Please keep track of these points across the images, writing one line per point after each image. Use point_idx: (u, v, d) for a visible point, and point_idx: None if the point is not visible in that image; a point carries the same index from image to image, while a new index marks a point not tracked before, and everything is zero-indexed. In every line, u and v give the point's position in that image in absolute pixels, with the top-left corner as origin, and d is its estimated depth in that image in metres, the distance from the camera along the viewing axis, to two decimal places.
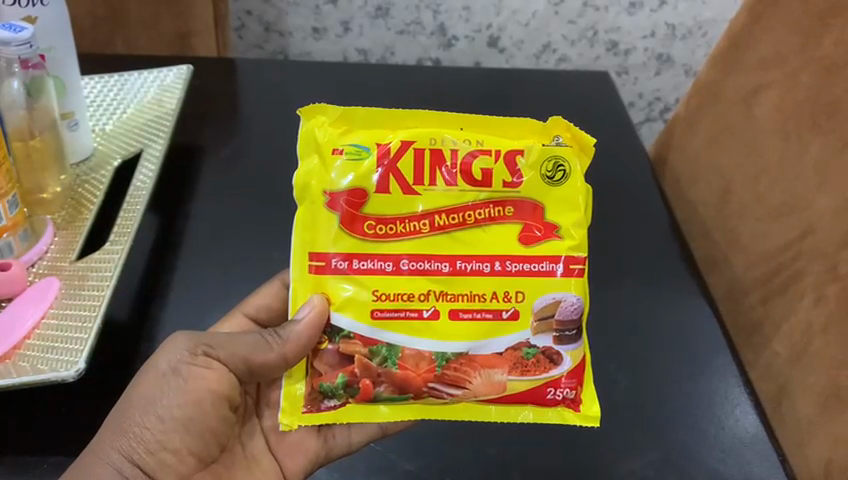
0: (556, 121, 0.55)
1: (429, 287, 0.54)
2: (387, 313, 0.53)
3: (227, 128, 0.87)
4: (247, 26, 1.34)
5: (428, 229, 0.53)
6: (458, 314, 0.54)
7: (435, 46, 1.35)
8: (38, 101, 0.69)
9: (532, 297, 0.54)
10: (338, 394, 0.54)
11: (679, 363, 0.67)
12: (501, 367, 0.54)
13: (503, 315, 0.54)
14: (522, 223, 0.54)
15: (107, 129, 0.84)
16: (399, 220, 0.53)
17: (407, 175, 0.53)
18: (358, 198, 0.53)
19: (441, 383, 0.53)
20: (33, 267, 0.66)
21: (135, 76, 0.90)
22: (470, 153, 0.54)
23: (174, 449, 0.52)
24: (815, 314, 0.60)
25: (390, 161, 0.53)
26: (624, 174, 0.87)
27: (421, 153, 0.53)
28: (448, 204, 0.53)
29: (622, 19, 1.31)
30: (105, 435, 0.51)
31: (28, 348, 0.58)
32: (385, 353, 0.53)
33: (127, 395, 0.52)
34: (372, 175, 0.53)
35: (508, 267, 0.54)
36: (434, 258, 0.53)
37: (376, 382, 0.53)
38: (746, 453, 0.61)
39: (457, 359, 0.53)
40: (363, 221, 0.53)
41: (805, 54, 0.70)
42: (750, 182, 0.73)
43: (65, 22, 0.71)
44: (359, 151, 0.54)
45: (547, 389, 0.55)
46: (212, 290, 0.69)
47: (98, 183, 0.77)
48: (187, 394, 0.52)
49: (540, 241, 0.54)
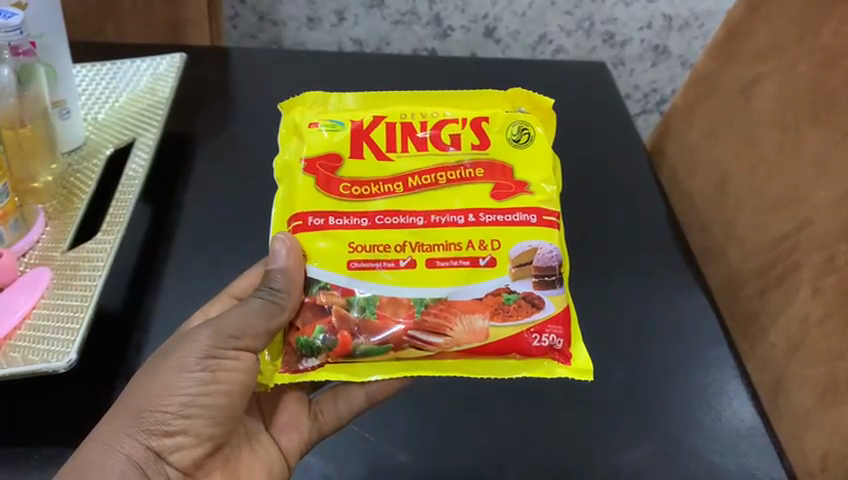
0: (517, 93, 0.62)
1: (404, 239, 0.56)
2: (363, 263, 0.55)
3: (221, 118, 0.86)
4: (241, 15, 1.33)
5: (402, 189, 0.57)
6: (435, 263, 0.55)
7: (430, 36, 1.34)
8: (27, 90, 0.69)
9: (508, 246, 0.56)
10: (316, 350, 0.54)
11: (675, 353, 0.67)
12: (480, 313, 0.55)
13: (480, 263, 0.55)
14: (494, 182, 0.58)
15: (99, 118, 0.83)
16: (373, 182, 0.57)
17: (380, 142, 0.58)
18: (334, 163, 0.58)
19: (421, 330, 0.54)
20: (24, 258, 0.66)
21: (127, 65, 0.89)
22: (439, 122, 0.59)
23: (194, 435, 0.51)
24: (812, 306, 0.59)
25: (362, 131, 0.59)
26: (620, 165, 0.87)
27: (392, 124, 0.59)
28: (418, 166, 0.58)
29: (619, 10, 1.30)
30: (117, 420, 0.49)
31: (19, 339, 0.57)
32: (363, 303, 0.54)
33: (147, 379, 0.50)
34: (347, 143, 0.58)
35: (482, 218, 0.56)
36: (408, 213, 0.56)
37: (354, 333, 0.54)
38: (742, 446, 0.60)
39: (437, 304, 0.54)
40: (338, 183, 0.57)
41: (804, 44, 0.69)
42: (747, 173, 0.73)
43: (55, 9, 0.70)
44: (335, 125, 0.59)
45: (531, 336, 0.55)
46: (206, 280, 0.68)
47: (90, 172, 0.76)
48: (213, 389, 0.51)
49: (513, 195, 0.57)
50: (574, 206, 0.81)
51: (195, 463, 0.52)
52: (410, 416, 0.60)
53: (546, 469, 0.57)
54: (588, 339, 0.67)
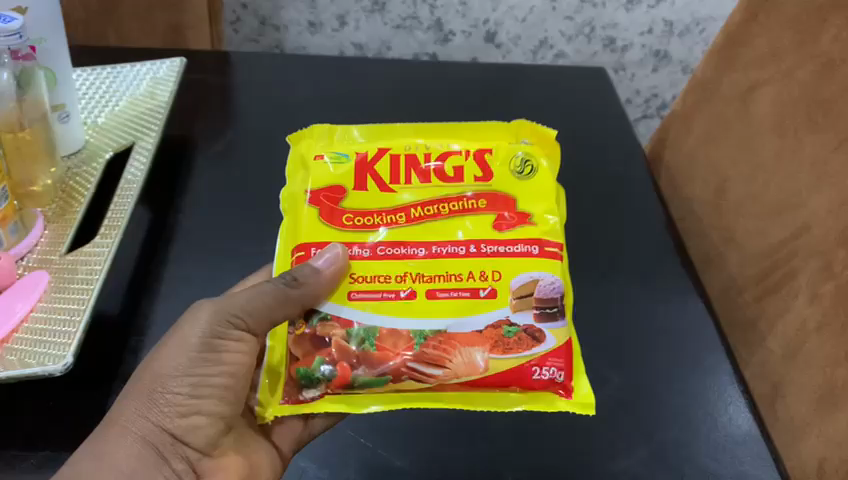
0: (521, 125, 0.61)
1: (406, 270, 0.55)
2: (364, 293, 0.54)
3: (221, 122, 0.86)
4: (242, 20, 1.33)
5: (405, 220, 0.57)
6: (435, 294, 0.54)
7: (431, 41, 1.35)
8: (27, 94, 0.69)
9: (509, 277, 0.55)
10: (317, 380, 0.54)
11: (673, 359, 0.67)
12: (480, 346, 0.54)
13: (481, 293, 0.54)
14: (496, 213, 0.57)
15: (99, 121, 0.83)
16: (376, 213, 0.57)
17: (383, 174, 0.58)
18: (336, 194, 0.58)
19: (420, 361, 0.53)
20: (23, 260, 0.66)
21: (128, 69, 0.90)
22: (443, 154, 0.59)
23: (207, 413, 0.53)
24: (809, 312, 0.60)
25: (366, 163, 0.59)
26: (619, 170, 0.87)
27: (396, 156, 0.59)
28: (421, 196, 0.57)
29: (619, 16, 1.30)
30: (130, 402, 0.50)
31: (16, 342, 0.57)
32: (363, 335, 0.53)
33: (155, 359, 0.51)
34: (350, 176, 0.58)
35: (484, 249, 0.55)
36: (410, 244, 0.56)
37: (353, 364, 0.53)
38: (739, 452, 0.60)
39: (438, 335, 0.53)
40: (341, 214, 0.57)
41: (802, 51, 0.69)
42: (745, 179, 0.73)
43: (55, 13, 0.70)
44: (340, 158, 0.59)
45: (532, 368, 0.54)
46: (203, 283, 0.68)
47: (89, 175, 0.76)
48: (218, 367, 0.53)
49: (515, 227, 0.56)
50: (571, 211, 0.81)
51: (210, 442, 0.54)
52: (406, 422, 0.60)
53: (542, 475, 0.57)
54: (585, 344, 0.67)
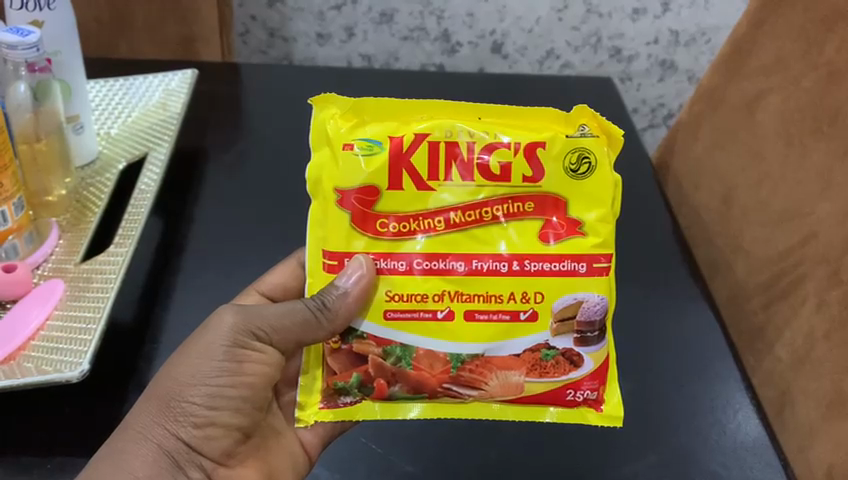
0: (580, 111, 0.55)
1: (443, 288, 0.54)
2: (400, 314, 0.54)
3: (232, 133, 0.88)
4: (251, 32, 1.35)
5: (444, 226, 0.53)
6: (474, 316, 0.54)
7: (438, 52, 1.36)
8: (43, 105, 0.70)
9: (552, 298, 0.54)
10: (354, 393, 0.55)
11: (682, 366, 0.67)
12: (517, 369, 0.54)
13: (520, 316, 0.54)
14: (544, 219, 0.54)
15: (112, 132, 0.85)
16: (414, 218, 0.53)
17: (421, 169, 0.53)
18: (369, 196, 0.53)
19: (456, 384, 0.54)
20: (38, 269, 0.67)
21: (140, 80, 0.91)
22: (488, 147, 0.53)
23: (223, 424, 0.53)
24: (818, 319, 0.60)
25: (404, 156, 0.53)
26: (626, 177, 0.87)
27: (436, 146, 0.53)
28: (462, 200, 0.53)
29: (625, 26, 1.32)
30: (147, 409, 0.51)
31: (33, 349, 0.58)
32: (399, 353, 0.54)
33: (175, 368, 0.52)
34: (385, 171, 0.53)
35: (527, 266, 0.53)
36: (449, 258, 0.53)
37: (390, 381, 0.54)
38: (748, 457, 0.60)
39: (474, 359, 0.54)
40: (375, 219, 0.53)
41: (806, 61, 0.70)
42: (752, 187, 0.74)
43: (72, 26, 0.72)
44: (375, 148, 0.53)
45: (566, 391, 0.55)
46: (215, 290, 0.69)
47: (103, 186, 0.77)
48: (238, 378, 0.53)
49: (563, 238, 0.54)
50: None
51: (227, 452, 0.54)
52: (417, 428, 0.61)
53: None
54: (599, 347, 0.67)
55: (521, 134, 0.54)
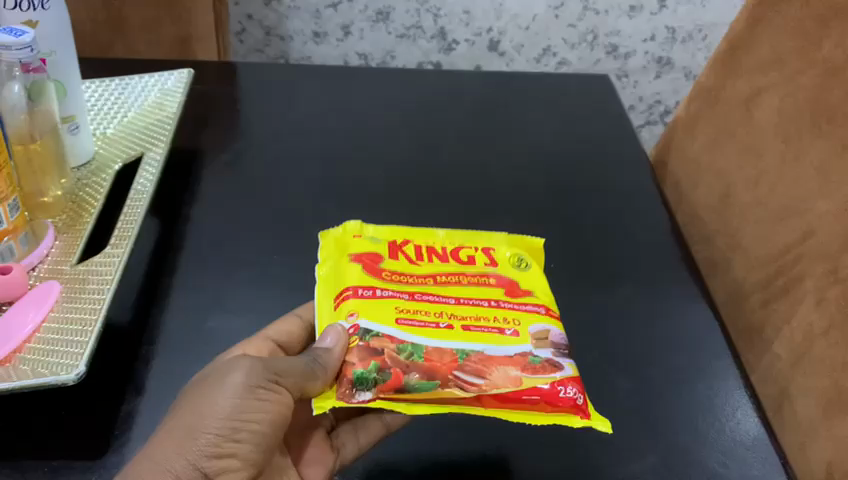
0: (518, 237, 0.64)
1: (441, 310, 0.55)
2: (410, 321, 0.54)
3: (229, 132, 0.88)
4: (248, 30, 1.39)
5: (434, 282, 0.58)
6: (470, 328, 0.54)
7: (435, 50, 1.41)
8: (38, 105, 0.69)
9: (529, 322, 0.55)
10: (370, 383, 0.50)
11: (678, 362, 0.64)
12: (512, 365, 0.52)
13: (505, 331, 0.54)
14: (509, 286, 0.59)
15: (108, 133, 0.84)
16: (409, 275, 0.58)
17: (411, 254, 0.60)
18: (375, 257, 0.59)
19: (463, 372, 0.51)
20: (34, 271, 0.66)
21: (136, 80, 0.91)
22: (458, 250, 0.62)
23: (242, 458, 0.49)
24: (815, 316, 0.61)
25: (396, 244, 0.61)
26: (624, 173, 0.87)
27: (419, 246, 0.62)
28: (443, 270, 0.59)
29: (622, 23, 1.36)
30: (167, 439, 0.48)
31: (28, 351, 0.58)
32: (410, 350, 0.52)
33: (195, 399, 0.49)
34: (384, 249, 0.60)
35: (503, 304, 0.57)
36: (441, 295, 0.56)
37: (407, 369, 0.50)
38: (748, 456, 0.57)
39: (477, 353, 0.52)
40: (381, 270, 0.58)
41: (805, 57, 0.70)
42: (751, 184, 0.74)
43: (66, 25, 0.72)
44: (372, 239, 0.61)
45: (556, 387, 0.51)
46: (213, 290, 0.68)
47: (99, 186, 0.77)
48: (260, 420, 0.50)
49: (525, 295, 0.58)
50: (579, 212, 0.81)
51: None
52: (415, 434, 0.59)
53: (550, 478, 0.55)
54: (593, 342, 0.65)
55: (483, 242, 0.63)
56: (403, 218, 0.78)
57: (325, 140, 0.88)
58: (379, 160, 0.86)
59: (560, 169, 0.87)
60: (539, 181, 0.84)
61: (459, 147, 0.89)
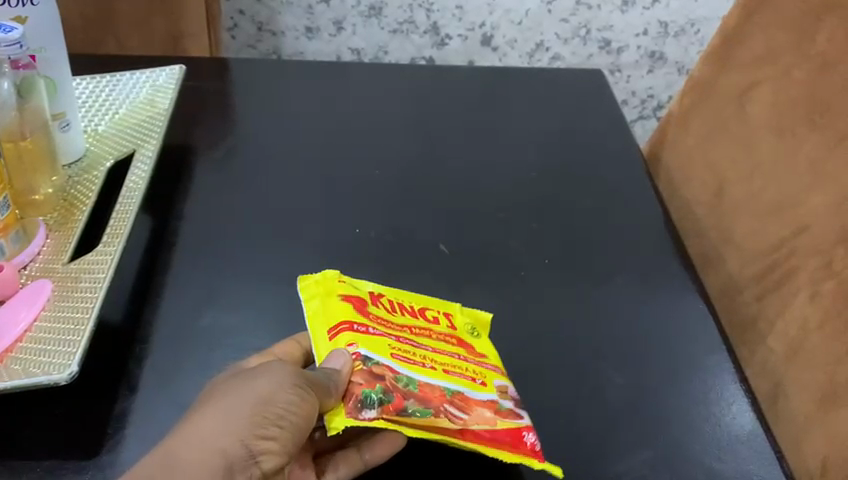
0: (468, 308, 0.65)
1: (423, 354, 0.55)
2: (404, 357, 0.54)
3: (221, 128, 0.87)
4: (240, 26, 1.40)
5: (411, 331, 0.58)
6: (449, 372, 0.55)
7: (428, 45, 1.41)
8: (27, 102, 0.69)
9: (495, 378, 0.56)
10: (378, 402, 0.50)
11: (675, 357, 0.64)
12: (486, 407, 0.53)
13: (476, 380, 0.55)
14: (472, 347, 0.59)
15: (99, 130, 0.83)
16: (389, 321, 0.58)
17: (386, 302, 0.60)
18: (358, 300, 0.58)
19: (451, 405, 0.52)
20: (25, 270, 0.66)
21: (127, 77, 0.90)
22: (424, 304, 0.62)
23: (282, 444, 0.49)
24: (810, 310, 0.61)
25: (374, 294, 0.60)
26: (618, 167, 0.87)
27: (390, 296, 0.61)
28: (415, 322, 0.59)
29: (615, 17, 1.38)
30: (213, 420, 0.48)
31: (20, 351, 0.57)
32: (407, 379, 0.52)
33: (240, 387, 0.50)
34: (364, 294, 0.60)
35: (470, 360, 0.57)
36: (419, 343, 0.57)
37: (407, 395, 0.50)
38: (742, 449, 0.57)
39: (459, 393, 0.53)
40: (366, 311, 0.57)
41: (798, 51, 0.70)
42: (744, 179, 0.74)
43: (57, 21, 0.71)
44: (354, 285, 0.60)
45: (522, 431, 0.53)
46: (206, 286, 0.68)
47: (90, 184, 0.76)
48: (301, 416, 0.49)
49: (485, 357, 0.59)
50: (573, 206, 0.81)
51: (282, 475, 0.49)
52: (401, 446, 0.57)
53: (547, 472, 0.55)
54: (589, 337, 0.65)
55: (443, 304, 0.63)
56: (397, 214, 0.78)
57: (318, 135, 0.88)
58: (372, 156, 0.86)
59: (553, 164, 0.87)
60: (532, 175, 0.84)
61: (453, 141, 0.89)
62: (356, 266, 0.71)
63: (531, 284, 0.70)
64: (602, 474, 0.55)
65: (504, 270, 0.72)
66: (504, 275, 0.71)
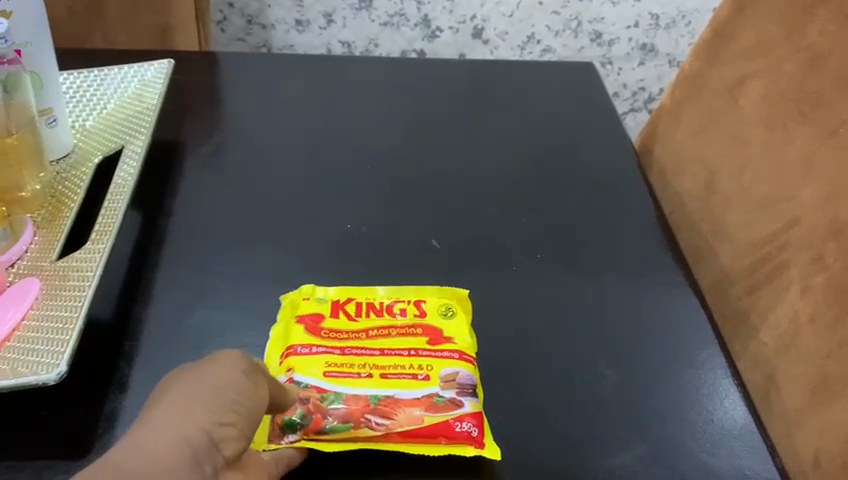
0: (452, 288, 0.67)
1: (365, 361, 0.59)
2: (337, 372, 0.58)
3: (210, 123, 0.86)
4: (229, 19, 1.39)
5: (365, 337, 0.61)
6: (386, 375, 0.58)
7: (419, 37, 1.41)
8: (13, 98, 0.67)
9: (439, 367, 0.59)
10: (296, 426, 0.54)
11: (668, 351, 0.64)
12: (417, 405, 0.56)
13: (418, 377, 0.58)
14: (431, 335, 0.62)
15: (87, 125, 0.83)
16: (344, 332, 0.62)
17: (349, 310, 0.64)
18: (317, 318, 0.63)
19: (371, 413, 0.55)
20: (13, 268, 0.65)
21: (115, 71, 0.89)
22: (391, 301, 0.65)
23: (239, 432, 0.44)
24: (801, 304, 0.61)
25: (339, 302, 0.65)
26: (609, 160, 0.87)
27: (359, 302, 0.65)
28: (376, 324, 0.63)
29: (606, 9, 1.37)
30: (168, 404, 0.42)
31: (8, 351, 0.57)
32: (331, 397, 0.56)
33: (188, 372, 0.44)
34: (325, 309, 0.64)
35: (420, 353, 0.60)
36: (367, 348, 0.60)
37: (327, 414, 0.55)
38: (734, 443, 0.57)
39: (386, 398, 0.56)
40: (320, 329, 0.62)
41: (789, 44, 0.70)
42: (735, 172, 0.74)
43: (42, 17, 0.71)
44: (320, 300, 0.65)
45: (453, 422, 0.55)
46: (196, 283, 0.67)
47: (78, 180, 0.75)
48: (252, 399, 0.45)
49: (442, 342, 0.61)
50: (565, 199, 0.80)
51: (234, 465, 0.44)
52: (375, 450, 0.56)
53: (542, 465, 0.54)
54: (580, 331, 0.65)
55: (415, 291, 0.66)
56: (388, 208, 0.77)
57: (308, 130, 0.87)
58: (363, 150, 0.85)
59: (545, 158, 0.86)
60: (524, 169, 0.84)
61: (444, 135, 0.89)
62: (347, 261, 0.71)
63: (523, 278, 0.70)
64: (595, 469, 0.54)
65: (496, 264, 0.71)
66: (495, 270, 0.71)
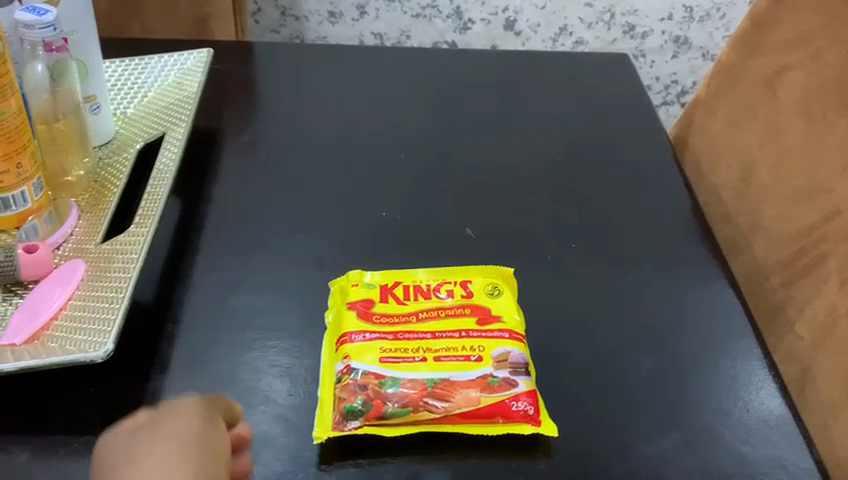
0: (498, 267, 0.68)
1: (418, 345, 0.60)
2: (393, 358, 0.59)
3: (247, 112, 0.88)
4: (263, 11, 1.41)
5: (416, 321, 0.63)
6: (439, 358, 0.59)
7: (451, 29, 1.41)
8: (60, 85, 0.69)
9: (491, 347, 0.60)
10: (357, 412, 0.55)
11: (703, 342, 0.64)
12: (473, 387, 0.57)
13: (470, 358, 0.59)
14: (480, 314, 0.63)
15: (128, 112, 0.84)
16: (396, 317, 0.63)
17: (399, 294, 0.65)
18: (368, 304, 0.64)
19: (430, 397, 0.56)
20: (58, 250, 0.67)
21: (155, 60, 0.91)
22: (437, 284, 0.66)
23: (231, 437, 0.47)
24: (839, 296, 0.61)
25: (386, 287, 0.66)
26: (644, 151, 0.86)
27: (406, 285, 0.66)
28: (425, 307, 0.64)
29: (638, 1, 1.37)
30: (154, 424, 0.44)
31: (57, 329, 0.58)
32: (390, 383, 0.57)
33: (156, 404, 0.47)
34: (375, 294, 0.65)
35: (471, 334, 0.61)
36: (419, 332, 0.61)
37: (387, 399, 0.56)
38: (771, 434, 0.57)
39: (443, 381, 0.57)
40: (373, 315, 0.63)
41: (829, 35, 0.70)
42: (772, 164, 0.74)
43: (87, 4, 0.72)
44: (368, 286, 0.66)
45: (509, 401, 0.56)
46: (235, 268, 0.69)
47: (121, 165, 0.77)
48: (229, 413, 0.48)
49: (491, 321, 0.62)
50: (599, 190, 0.80)
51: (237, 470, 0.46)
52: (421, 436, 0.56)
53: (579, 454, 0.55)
54: (615, 320, 0.65)
55: (461, 273, 0.67)
56: (423, 197, 0.78)
57: (344, 119, 0.88)
58: (398, 140, 0.86)
59: (580, 148, 0.86)
60: (558, 160, 0.84)
61: (478, 125, 0.89)
62: (383, 249, 0.71)
63: (557, 267, 0.70)
64: (631, 457, 0.55)
65: (530, 254, 0.72)
66: (530, 259, 0.71)
